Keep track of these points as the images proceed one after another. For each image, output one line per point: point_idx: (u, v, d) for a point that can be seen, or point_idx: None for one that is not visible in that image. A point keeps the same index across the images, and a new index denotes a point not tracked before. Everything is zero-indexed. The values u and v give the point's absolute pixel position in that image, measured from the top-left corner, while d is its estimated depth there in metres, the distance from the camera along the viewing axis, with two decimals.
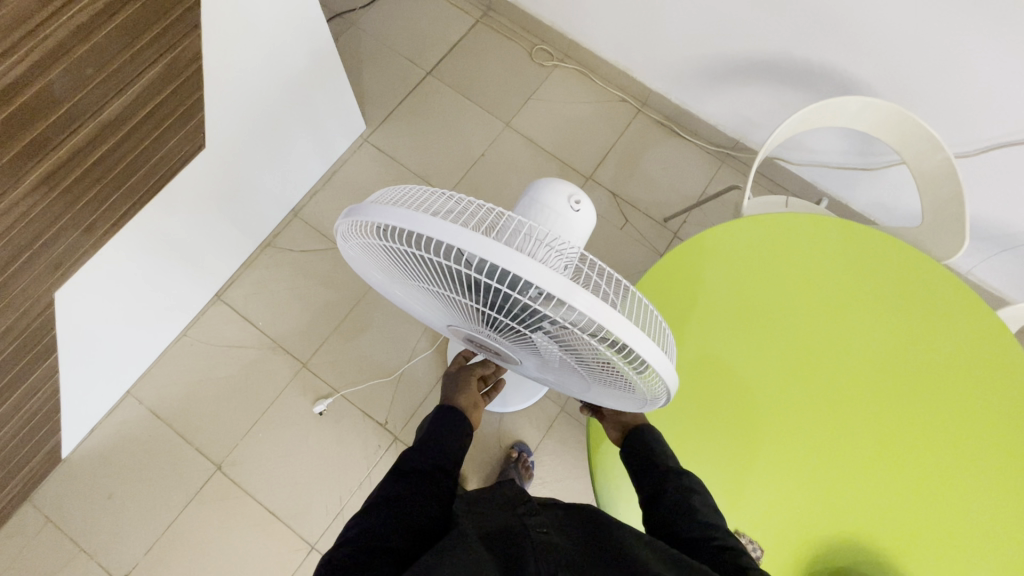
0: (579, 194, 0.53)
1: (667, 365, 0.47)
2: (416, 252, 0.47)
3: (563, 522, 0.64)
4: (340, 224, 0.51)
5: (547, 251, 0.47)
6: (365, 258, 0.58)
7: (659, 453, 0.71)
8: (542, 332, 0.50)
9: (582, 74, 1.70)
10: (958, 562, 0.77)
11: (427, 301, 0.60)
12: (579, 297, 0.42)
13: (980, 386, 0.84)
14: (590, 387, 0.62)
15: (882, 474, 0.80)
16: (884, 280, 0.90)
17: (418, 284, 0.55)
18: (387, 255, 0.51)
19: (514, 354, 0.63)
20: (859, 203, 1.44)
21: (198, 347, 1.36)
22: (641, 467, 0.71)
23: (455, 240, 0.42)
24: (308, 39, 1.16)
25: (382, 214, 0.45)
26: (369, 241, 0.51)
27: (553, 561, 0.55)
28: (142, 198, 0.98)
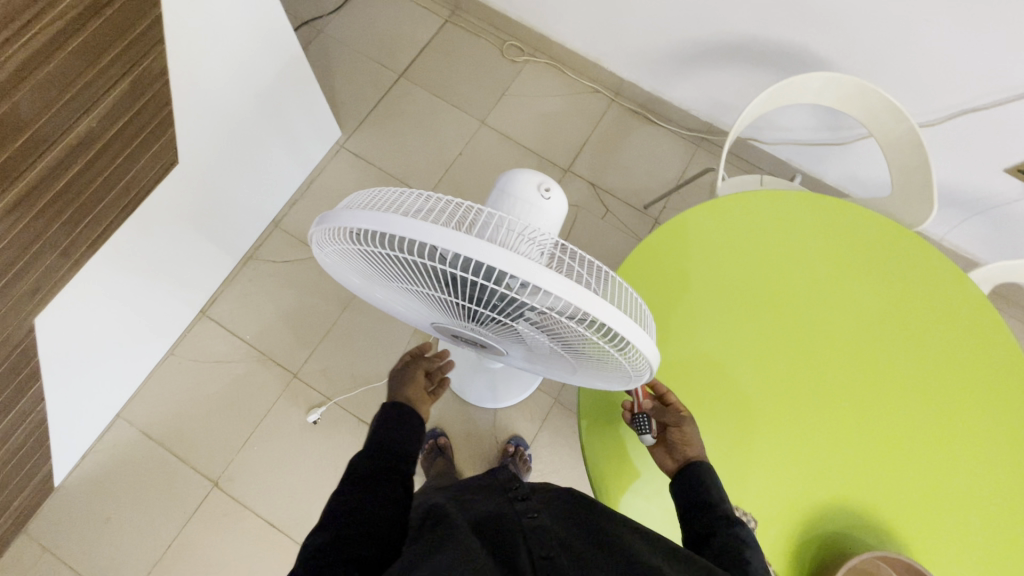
0: (549, 182, 0.54)
1: (649, 343, 0.48)
2: (391, 252, 0.47)
3: (552, 503, 0.65)
4: (313, 232, 0.51)
5: (522, 241, 0.48)
6: (343, 264, 0.58)
7: (715, 495, 0.67)
8: (524, 321, 0.50)
9: (554, 68, 1.71)
10: (945, 516, 0.79)
11: (409, 302, 0.61)
12: (556, 282, 0.42)
13: (953, 345, 0.87)
14: (577, 370, 0.62)
15: (868, 438, 0.82)
16: (857, 250, 0.92)
17: (398, 285, 0.55)
18: (364, 259, 0.52)
19: (500, 346, 0.63)
20: (832, 178, 1.47)
21: (186, 364, 1.35)
22: (691, 503, 0.68)
23: (428, 237, 0.43)
24: (275, 49, 1.16)
25: (353, 218, 0.45)
26: (344, 247, 0.51)
27: (547, 542, 0.56)
28: (117, 218, 0.98)
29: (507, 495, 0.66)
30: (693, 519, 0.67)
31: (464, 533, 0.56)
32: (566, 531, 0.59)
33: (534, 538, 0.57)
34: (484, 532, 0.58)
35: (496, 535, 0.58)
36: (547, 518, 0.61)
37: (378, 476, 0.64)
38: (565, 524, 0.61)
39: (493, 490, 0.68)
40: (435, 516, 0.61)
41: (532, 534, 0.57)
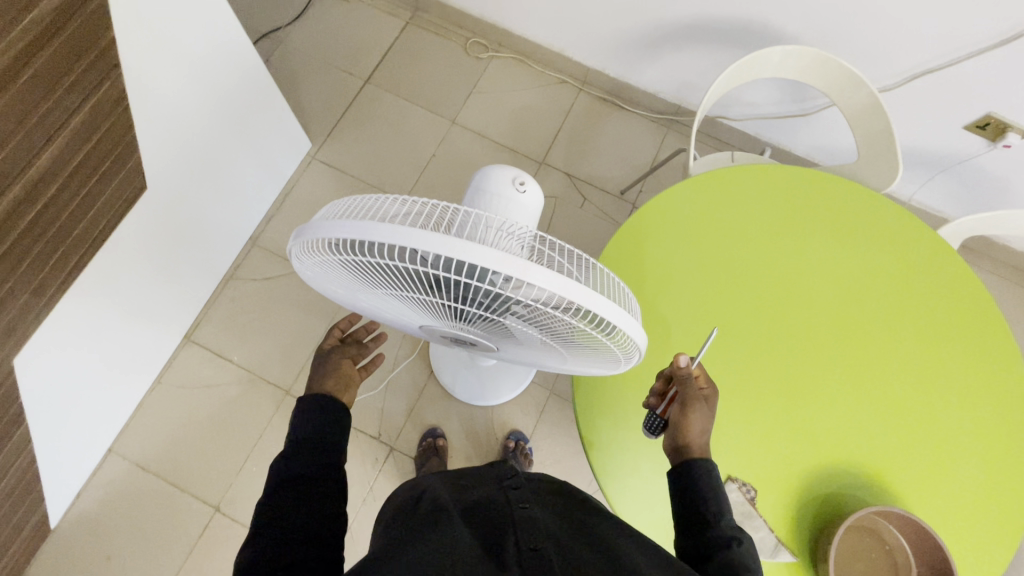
0: (523, 175, 0.54)
1: (637, 326, 0.49)
2: (372, 260, 0.47)
3: (546, 503, 0.66)
4: (292, 246, 0.51)
5: (503, 238, 0.48)
6: (326, 275, 0.58)
7: (711, 510, 0.64)
8: (511, 315, 0.51)
9: (520, 61, 1.71)
10: (934, 466, 0.82)
11: (396, 308, 0.60)
12: (540, 275, 0.43)
13: (928, 300, 0.90)
14: (569, 360, 0.62)
15: (856, 398, 0.85)
16: (829, 216, 0.94)
17: (384, 292, 0.55)
18: (345, 268, 0.51)
19: (491, 342, 0.64)
20: (800, 148, 1.50)
21: (175, 392, 1.34)
22: (688, 519, 0.65)
23: (409, 241, 0.43)
24: (237, 64, 1.14)
25: (332, 228, 0.45)
26: (326, 258, 0.51)
27: (535, 531, 0.57)
28: (88, 251, 0.95)
29: (501, 487, 0.67)
30: (688, 534, 0.65)
31: (454, 522, 0.57)
32: (556, 522, 0.61)
33: (523, 528, 0.57)
34: (476, 519, 0.60)
35: (488, 527, 0.58)
36: (539, 510, 0.62)
37: (302, 475, 0.64)
38: (557, 520, 0.61)
39: (490, 481, 0.70)
40: (423, 503, 0.64)
41: (522, 524, 0.58)
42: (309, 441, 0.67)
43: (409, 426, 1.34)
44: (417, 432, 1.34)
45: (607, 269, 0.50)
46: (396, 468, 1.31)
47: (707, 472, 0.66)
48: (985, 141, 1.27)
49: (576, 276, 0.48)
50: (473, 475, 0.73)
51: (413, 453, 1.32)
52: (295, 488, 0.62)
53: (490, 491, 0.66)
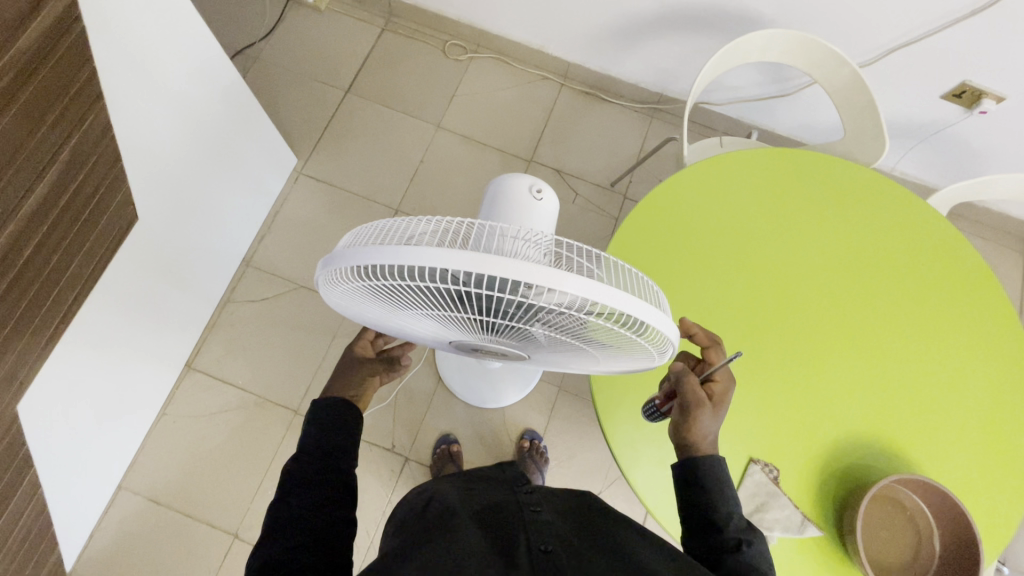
0: (539, 184, 0.55)
1: (668, 322, 0.49)
2: (401, 283, 0.47)
3: (557, 503, 0.67)
4: (318, 275, 0.51)
5: (526, 247, 0.48)
6: (350, 299, 0.57)
7: (721, 514, 0.62)
8: (540, 322, 0.51)
9: (499, 60, 1.70)
10: (946, 429, 0.84)
11: (423, 325, 0.60)
12: (571, 281, 0.43)
13: (923, 267, 0.93)
14: (598, 360, 0.62)
15: (866, 371, 0.87)
16: (824, 194, 0.96)
17: (411, 311, 0.55)
18: (373, 292, 0.52)
19: (519, 350, 0.64)
20: (784, 128, 1.52)
21: (182, 422, 1.32)
22: (696, 522, 0.63)
23: (437, 261, 0.43)
24: (219, 87, 1.12)
25: (359, 256, 0.45)
26: (352, 284, 0.51)
27: (543, 532, 0.58)
28: (84, 287, 0.93)
29: (514, 491, 0.69)
30: (695, 536, 0.63)
31: (465, 524, 0.59)
32: (565, 522, 0.62)
33: (534, 531, 0.58)
34: (487, 518, 0.61)
35: (497, 526, 0.60)
36: (549, 511, 0.64)
37: (315, 480, 0.62)
38: (567, 520, 0.62)
39: (503, 487, 0.72)
40: (433, 505, 0.66)
41: (533, 527, 0.59)
42: (327, 445, 0.66)
43: (421, 435, 1.34)
44: (431, 440, 1.34)
45: (632, 267, 0.50)
46: (413, 478, 1.31)
47: (713, 474, 0.64)
48: (961, 108, 1.30)
49: (602, 278, 0.48)
50: (486, 479, 0.77)
51: (428, 461, 1.32)
52: (308, 489, 0.61)
53: (505, 495, 0.68)
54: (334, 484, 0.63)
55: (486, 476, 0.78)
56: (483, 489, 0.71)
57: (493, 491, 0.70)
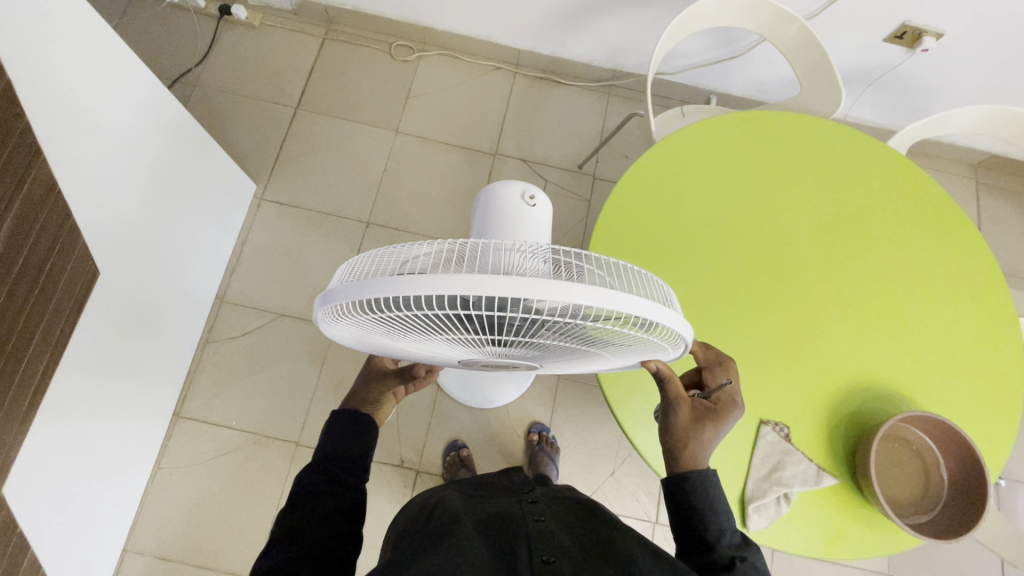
0: (533, 191, 0.55)
1: (678, 317, 0.49)
2: (404, 313, 0.46)
3: (560, 515, 0.67)
4: (320, 311, 0.50)
5: (523, 259, 0.47)
6: (354, 330, 0.56)
7: (712, 530, 0.62)
8: (547, 333, 0.50)
9: (448, 56, 1.67)
10: (937, 364, 0.88)
11: (431, 348, 0.59)
12: (578, 292, 0.41)
13: (897, 211, 0.95)
14: (610, 359, 0.62)
15: (857, 320, 0.89)
16: (795, 152, 0.98)
17: (418, 335, 0.54)
18: (378, 323, 0.51)
19: (530, 358, 0.63)
20: (738, 88, 1.54)
21: (180, 473, 1.27)
22: (690, 541, 0.63)
23: (437, 289, 0.41)
24: (167, 123, 1.06)
25: (360, 291, 0.44)
26: (354, 315, 0.50)
27: (544, 541, 0.58)
28: (55, 352, 0.88)
29: (518, 500, 0.70)
30: (690, 555, 0.63)
31: (467, 533, 0.60)
32: (567, 533, 0.62)
33: (535, 540, 0.58)
34: (490, 528, 0.62)
35: (500, 536, 0.60)
36: (553, 523, 0.64)
37: (322, 490, 0.62)
38: (570, 532, 0.62)
39: (510, 495, 0.73)
40: (437, 512, 0.67)
41: (535, 537, 0.59)
42: (338, 456, 0.65)
43: (429, 445, 1.33)
44: (439, 448, 1.33)
45: (637, 267, 0.50)
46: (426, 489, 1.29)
47: (702, 489, 0.64)
48: (903, 48, 1.34)
49: (606, 282, 0.47)
50: (492, 484, 0.78)
51: (440, 470, 1.31)
52: (318, 507, 0.60)
53: (512, 506, 0.68)
54: (357, 517, 0.61)
55: (495, 483, 0.78)
56: (491, 500, 0.71)
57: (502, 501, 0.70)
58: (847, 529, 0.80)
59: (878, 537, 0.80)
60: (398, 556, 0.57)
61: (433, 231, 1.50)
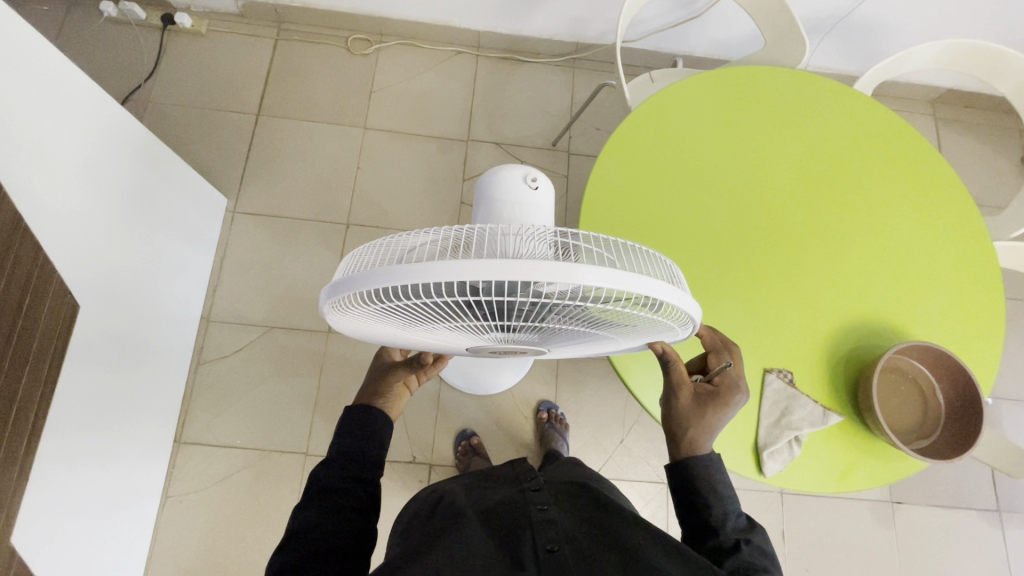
0: (535, 173, 0.55)
1: (688, 297, 0.48)
2: (411, 301, 0.45)
3: (563, 500, 0.67)
4: (325, 303, 0.49)
5: (526, 243, 0.46)
6: (361, 322, 0.56)
7: (716, 514, 0.63)
8: (554, 314, 0.50)
9: (407, 44, 1.63)
10: (921, 298, 0.91)
11: (439, 336, 0.59)
12: (586, 273, 0.41)
13: (870, 154, 0.98)
14: (617, 341, 0.62)
15: (842, 263, 0.91)
16: (768, 105, 0.99)
17: (426, 325, 0.53)
18: (384, 313, 0.50)
19: (538, 343, 0.63)
20: (701, 49, 1.55)
21: (191, 498, 1.25)
22: (694, 525, 0.64)
23: (443, 275, 0.41)
24: (127, 145, 1.01)
25: (365, 280, 0.44)
26: (360, 306, 0.50)
27: (550, 530, 0.58)
28: (43, 396, 0.84)
29: (522, 486, 0.71)
30: (695, 542, 0.64)
31: (473, 526, 0.60)
32: (572, 520, 0.62)
33: (541, 529, 0.59)
34: (494, 518, 0.62)
35: (505, 526, 0.60)
36: (556, 509, 0.64)
37: (336, 488, 0.61)
38: (572, 517, 0.62)
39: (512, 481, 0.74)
40: (441, 506, 0.68)
41: (540, 526, 0.59)
42: (355, 453, 0.65)
43: (439, 438, 1.33)
44: (449, 441, 1.33)
45: (644, 247, 0.49)
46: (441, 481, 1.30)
47: (706, 474, 0.65)
48: None
49: (613, 263, 0.47)
50: (499, 476, 0.77)
51: (452, 462, 1.32)
52: (335, 504, 0.60)
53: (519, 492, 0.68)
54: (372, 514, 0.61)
55: (497, 471, 0.79)
56: (496, 489, 0.72)
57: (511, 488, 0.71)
58: (841, 467, 0.83)
59: (868, 474, 0.83)
60: (406, 553, 0.57)
61: (415, 225, 1.48)
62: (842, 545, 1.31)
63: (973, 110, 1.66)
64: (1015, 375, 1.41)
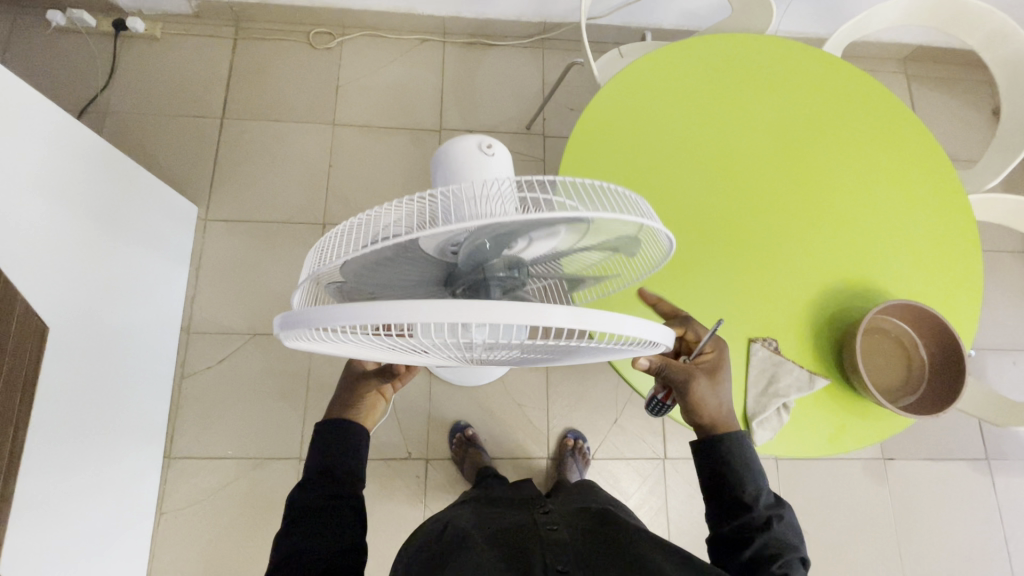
0: (490, 140, 0.53)
1: (658, 325, 0.46)
2: (367, 338, 0.44)
3: (573, 521, 0.70)
4: (284, 337, 0.48)
5: (491, 198, 0.47)
6: (323, 350, 0.54)
7: (750, 491, 0.63)
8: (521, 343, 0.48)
9: (371, 35, 1.59)
10: (895, 259, 0.91)
11: (409, 360, 0.57)
12: (545, 314, 0.39)
13: (839, 119, 0.97)
14: (593, 359, 0.60)
15: (816, 230, 0.91)
16: (734, 74, 0.97)
17: (391, 351, 0.52)
18: (346, 345, 0.49)
19: (513, 361, 0.61)
20: (670, 20, 1.53)
21: (186, 513, 1.24)
22: (724, 501, 0.64)
23: (393, 317, 0.39)
24: (86, 158, 0.97)
25: (317, 318, 0.42)
26: (318, 340, 0.48)
27: (555, 548, 0.62)
28: (17, 425, 0.81)
29: (532, 511, 0.74)
30: (723, 519, 0.64)
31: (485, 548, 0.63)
32: (581, 538, 0.65)
33: (551, 548, 0.62)
34: (505, 540, 0.65)
35: (516, 546, 0.64)
36: (566, 529, 0.68)
37: (322, 506, 0.61)
38: (582, 536, 0.66)
39: (519, 507, 0.77)
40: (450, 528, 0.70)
41: (550, 545, 0.63)
42: (339, 469, 0.64)
43: (433, 432, 1.33)
44: (443, 434, 1.33)
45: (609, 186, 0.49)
46: (438, 475, 1.30)
47: (738, 451, 0.66)
48: None
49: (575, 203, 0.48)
50: (505, 504, 0.79)
51: (448, 455, 1.31)
52: (318, 522, 0.60)
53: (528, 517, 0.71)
54: (359, 528, 0.61)
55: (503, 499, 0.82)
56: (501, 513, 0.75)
57: (520, 513, 0.73)
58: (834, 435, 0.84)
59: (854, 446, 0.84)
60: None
61: None
62: (838, 505, 1.33)
63: (943, 66, 1.66)
64: (997, 326, 1.43)
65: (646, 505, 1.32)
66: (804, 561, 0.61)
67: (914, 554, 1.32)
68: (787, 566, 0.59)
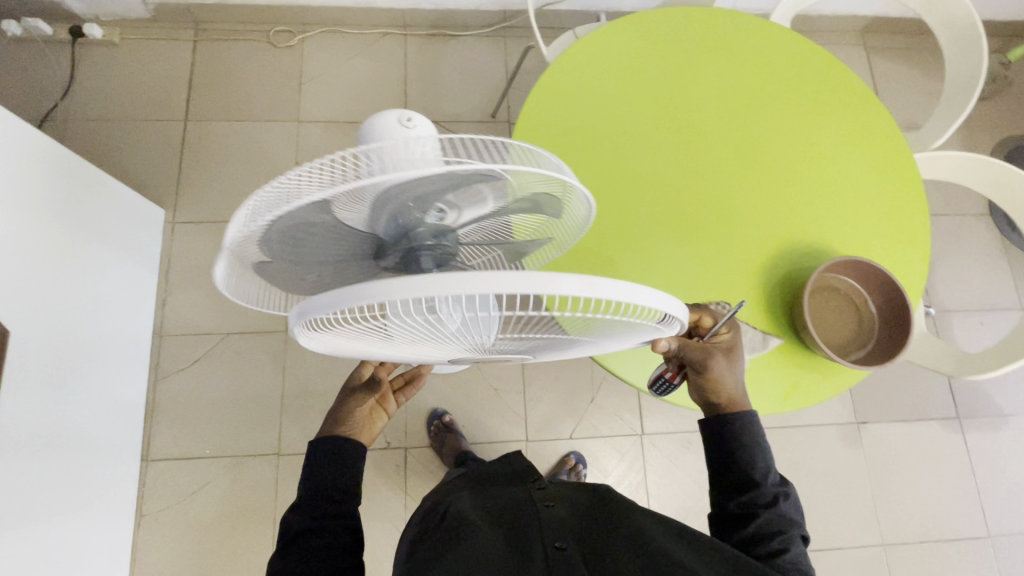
0: (409, 114, 0.55)
1: (672, 299, 0.48)
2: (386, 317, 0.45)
3: (569, 497, 0.73)
4: (296, 327, 0.49)
5: (411, 156, 0.47)
6: (335, 343, 0.55)
7: (759, 469, 0.65)
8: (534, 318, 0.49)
9: (332, 31, 1.59)
10: (847, 214, 0.93)
11: (421, 351, 0.58)
12: (561, 282, 0.41)
13: (785, 84, 0.99)
14: (605, 343, 0.61)
15: (769, 193, 0.92)
16: (678, 47, 0.99)
17: (405, 339, 0.53)
18: (362, 332, 0.50)
19: (526, 351, 0.62)
20: (628, 3, 1.54)
21: (167, 515, 1.24)
22: (731, 479, 0.65)
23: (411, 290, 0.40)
24: (39, 163, 0.95)
25: (330, 299, 0.44)
26: (333, 328, 0.49)
27: (555, 529, 0.64)
28: None
29: (528, 487, 0.75)
30: (728, 495, 0.65)
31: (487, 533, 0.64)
32: (577, 516, 0.68)
33: (548, 530, 0.64)
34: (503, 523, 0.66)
35: (517, 530, 0.65)
36: (562, 506, 0.70)
37: (314, 525, 0.62)
38: (579, 514, 0.69)
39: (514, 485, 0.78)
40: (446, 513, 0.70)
41: (548, 527, 0.65)
42: (325, 488, 0.65)
43: (412, 421, 1.33)
44: (421, 422, 1.34)
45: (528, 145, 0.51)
46: (418, 463, 1.31)
47: (751, 431, 0.66)
48: None
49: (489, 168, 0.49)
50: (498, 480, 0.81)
51: (427, 443, 1.32)
52: (309, 541, 0.61)
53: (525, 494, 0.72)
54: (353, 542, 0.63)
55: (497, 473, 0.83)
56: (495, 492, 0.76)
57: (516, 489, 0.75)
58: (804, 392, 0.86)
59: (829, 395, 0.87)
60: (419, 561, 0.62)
61: None
62: (814, 470, 1.35)
63: (900, 36, 1.69)
64: (961, 287, 1.46)
65: (626, 480, 1.33)
66: (803, 537, 0.64)
67: (890, 514, 1.34)
68: (788, 541, 0.62)
